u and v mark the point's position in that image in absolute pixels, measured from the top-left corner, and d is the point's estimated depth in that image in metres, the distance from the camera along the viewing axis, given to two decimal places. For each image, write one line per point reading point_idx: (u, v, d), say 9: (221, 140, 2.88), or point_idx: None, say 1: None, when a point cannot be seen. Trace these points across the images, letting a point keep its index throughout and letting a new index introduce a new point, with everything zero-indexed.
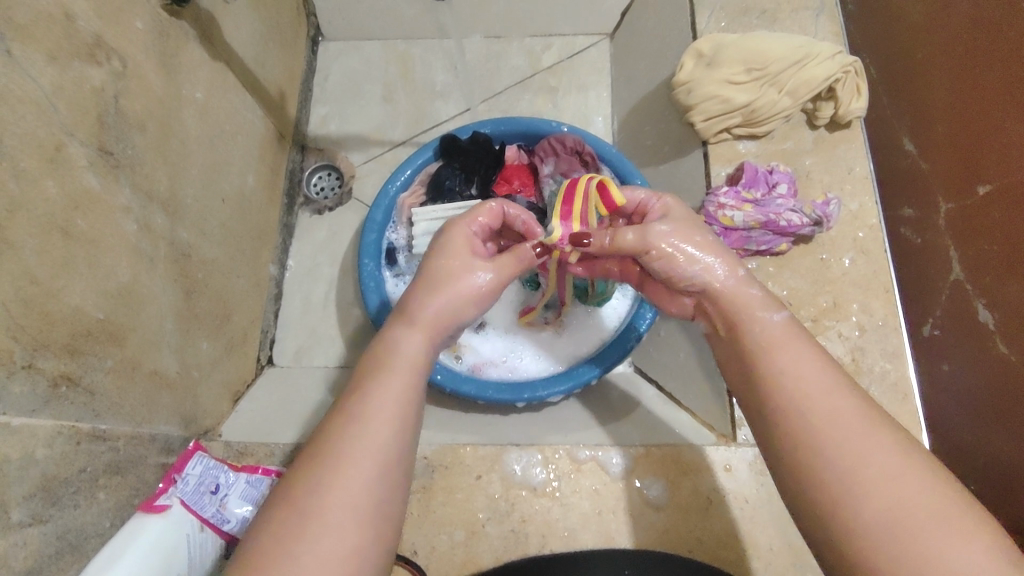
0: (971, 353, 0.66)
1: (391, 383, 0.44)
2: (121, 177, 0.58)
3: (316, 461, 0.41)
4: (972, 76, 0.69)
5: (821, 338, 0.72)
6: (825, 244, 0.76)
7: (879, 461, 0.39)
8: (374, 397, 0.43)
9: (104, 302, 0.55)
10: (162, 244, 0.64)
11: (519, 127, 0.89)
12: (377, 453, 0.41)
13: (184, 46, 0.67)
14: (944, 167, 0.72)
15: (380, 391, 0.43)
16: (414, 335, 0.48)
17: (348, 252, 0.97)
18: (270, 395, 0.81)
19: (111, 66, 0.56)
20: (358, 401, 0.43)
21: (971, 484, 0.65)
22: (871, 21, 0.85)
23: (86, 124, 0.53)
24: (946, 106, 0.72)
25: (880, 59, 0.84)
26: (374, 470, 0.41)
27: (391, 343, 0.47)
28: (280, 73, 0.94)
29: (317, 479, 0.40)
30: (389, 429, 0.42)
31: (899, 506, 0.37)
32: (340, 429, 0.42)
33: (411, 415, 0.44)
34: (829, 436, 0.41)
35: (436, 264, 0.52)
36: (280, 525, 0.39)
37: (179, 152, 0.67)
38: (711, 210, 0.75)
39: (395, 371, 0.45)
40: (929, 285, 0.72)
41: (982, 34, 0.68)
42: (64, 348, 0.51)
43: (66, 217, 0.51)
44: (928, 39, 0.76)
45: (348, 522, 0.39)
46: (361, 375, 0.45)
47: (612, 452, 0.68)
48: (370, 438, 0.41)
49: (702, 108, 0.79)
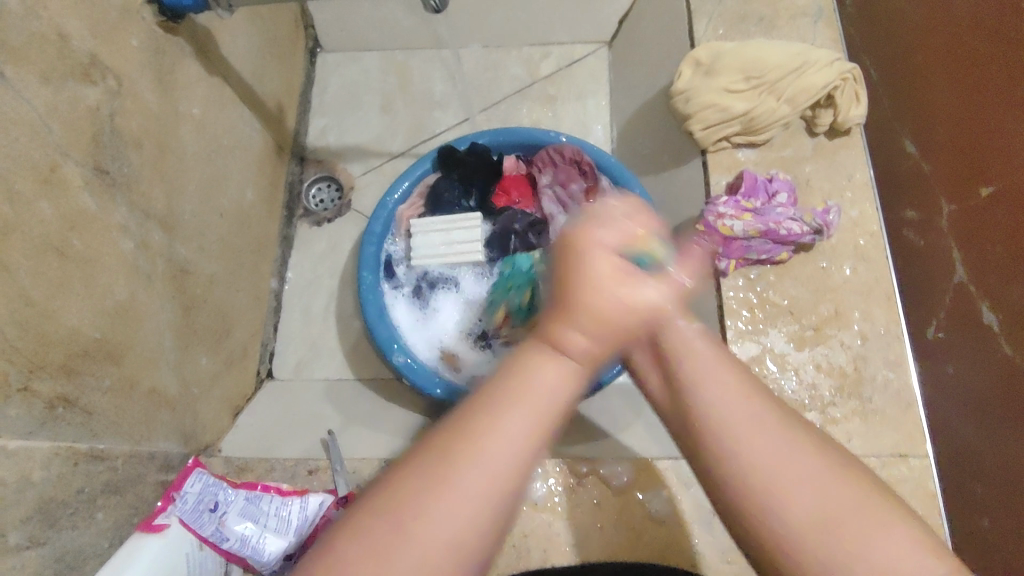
0: (975, 354, 0.64)
1: (517, 420, 0.36)
2: (117, 196, 0.57)
3: (421, 487, 0.35)
4: (971, 80, 0.68)
5: (823, 347, 0.71)
6: (826, 252, 0.75)
7: (804, 465, 0.37)
8: (495, 427, 0.36)
9: (102, 321, 0.55)
10: (160, 260, 0.64)
11: (518, 137, 0.87)
12: (476, 495, 0.35)
13: (179, 62, 0.67)
14: (946, 170, 0.71)
15: (501, 427, 0.36)
16: (557, 364, 0.37)
17: (348, 263, 0.96)
18: (268, 410, 0.81)
19: (107, 85, 0.56)
20: (477, 430, 0.36)
21: (976, 487, 0.62)
22: (873, 26, 0.84)
23: (81, 144, 0.53)
24: (948, 107, 0.72)
25: (880, 62, 0.83)
26: (483, 515, 0.35)
27: (522, 370, 0.38)
28: (277, 84, 0.94)
29: (416, 507, 0.35)
30: (507, 469, 0.35)
31: (820, 508, 0.36)
32: (444, 464, 0.35)
33: (529, 460, 0.36)
34: (758, 452, 0.37)
35: (577, 264, 0.39)
36: (364, 543, 0.34)
37: (176, 168, 0.66)
38: (711, 220, 0.73)
39: (522, 407, 0.36)
40: (931, 285, 0.70)
41: (981, 34, 0.67)
42: (60, 369, 0.50)
43: (62, 237, 0.51)
44: (929, 42, 0.75)
45: (440, 561, 0.34)
46: (487, 401, 0.37)
47: (615, 466, 0.67)
48: (485, 465, 0.35)
49: (701, 117, 0.78)
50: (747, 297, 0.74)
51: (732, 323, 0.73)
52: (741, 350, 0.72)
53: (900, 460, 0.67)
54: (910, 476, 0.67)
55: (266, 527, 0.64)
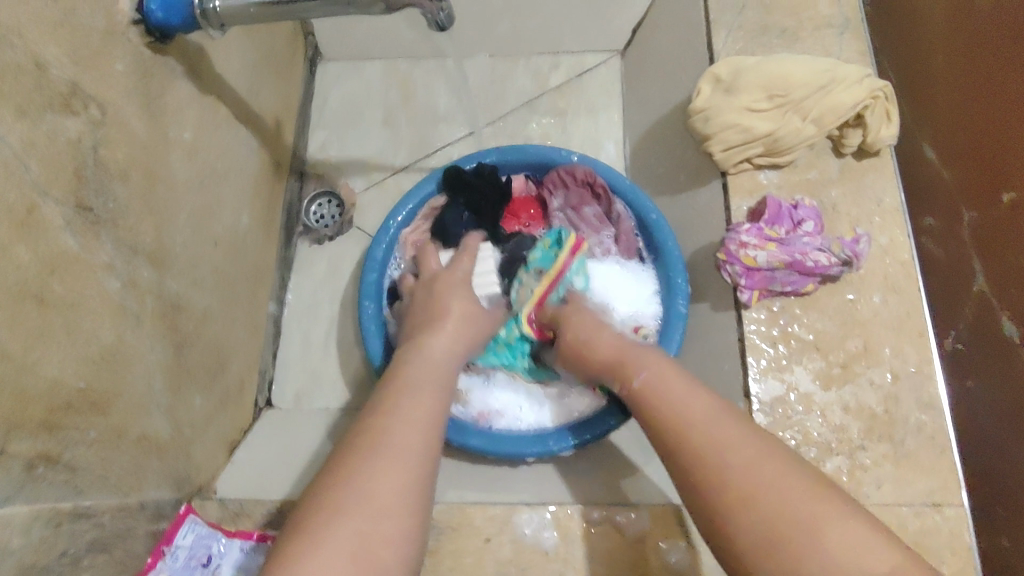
0: (1003, 372, 0.62)
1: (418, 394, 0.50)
2: (102, 233, 0.54)
3: (358, 450, 0.44)
4: (994, 84, 0.66)
5: (851, 386, 0.67)
6: (853, 283, 0.71)
7: (762, 471, 0.44)
8: (404, 403, 0.49)
9: (85, 370, 0.52)
10: (149, 298, 0.60)
11: (528, 157, 0.84)
12: (403, 447, 0.45)
13: (169, 84, 0.63)
14: (967, 177, 0.68)
15: (407, 399, 0.49)
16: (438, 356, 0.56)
17: (349, 287, 0.93)
18: (267, 444, 0.78)
19: (89, 115, 0.52)
20: (392, 404, 0.48)
21: (997, 509, 0.61)
22: (890, 22, 0.80)
23: (61, 181, 0.49)
24: (969, 111, 0.69)
25: (893, 60, 0.80)
26: (414, 456, 0.45)
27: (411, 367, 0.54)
28: (275, 99, 0.90)
29: (358, 468, 0.43)
30: (418, 425, 0.47)
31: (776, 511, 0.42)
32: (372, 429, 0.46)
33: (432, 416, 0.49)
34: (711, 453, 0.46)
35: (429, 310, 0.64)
36: (323, 495, 0.42)
37: (166, 198, 0.63)
38: (733, 249, 0.69)
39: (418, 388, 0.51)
40: (952, 295, 0.68)
41: (1006, 32, 0.64)
42: (41, 426, 0.47)
43: (41, 283, 0.47)
44: (950, 40, 0.72)
45: (394, 495, 0.42)
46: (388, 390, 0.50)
47: (629, 511, 0.64)
48: (401, 432, 0.46)
49: (721, 137, 0.73)
50: (770, 332, 0.69)
51: (756, 361, 0.68)
52: (763, 390, 0.67)
53: (934, 509, 0.63)
54: (946, 527, 0.62)
55: None
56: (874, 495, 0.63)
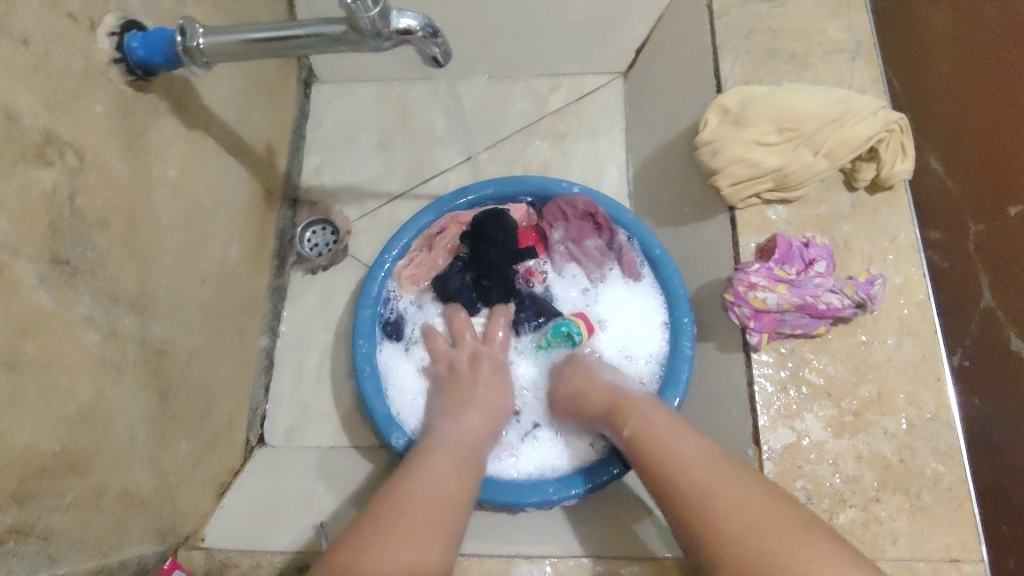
0: (1001, 386, 0.66)
1: (445, 457, 0.59)
2: (79, 286, 0.51)
3: (394, 497, 0.53)
4: (1000, 94, 0.69)
5: (865, 435, 0.65)
6: (866, 325, 0.68)
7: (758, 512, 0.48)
8: (434, 464, 0.58)
9: (60, 432, 0.49)
10: (132, 346, 0.58)
11: (527, 187, 0.81)
12: (431, 499, 0.54)
13: (153, 121, 0.61)
14: (969, 187, 0.71)
15: (437, 461, 0.58)
16: (467, 425, 0.65)
17: (343, 317, 0.90)
18: (258, 486, 0.75)
19: (64, 163, 0.49)
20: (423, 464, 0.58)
21: (1004, 526, 0.63)
22: (895, 38, 0.81)
23: (33, 237, 0.46)
24: (967, 123, 0.73)
25: (902, 76, 0.80)
26: (439, 508, 0.53)
27: (445, 436, 0.63)
28: (267, 125, 0.87)
29: (397, 512, 0.51)
30: (447, 484, 0.56)
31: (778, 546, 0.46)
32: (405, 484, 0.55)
33: (459, 478, 0.57)
34: (719, 492, 0.50)
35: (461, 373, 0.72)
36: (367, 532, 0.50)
37: (150, 241, 0.60)
38: (741, 290, 0.66)
39: (448, 452, 0.60)
40: (959, 308, 0.70)
41: (1013, 44, 0.68)
42: (12, 498, 0.44)
43: (12, 347, 0.45)
44: (953, 51, 0.76)
45: (423, 538, 0.50)
46: (421, 453, 0.60)
47: (633, 565, 0.62)
48: (431, 485, 0.55)
49: (729, 171, 0.71)
50: (779, 375, 0.67)
51: (767, 406, 0.65)
52: (774, 438, 0.64)
53: (954, 566, 0.60)
54: None
55: None
56: (890, 551, 0.61)
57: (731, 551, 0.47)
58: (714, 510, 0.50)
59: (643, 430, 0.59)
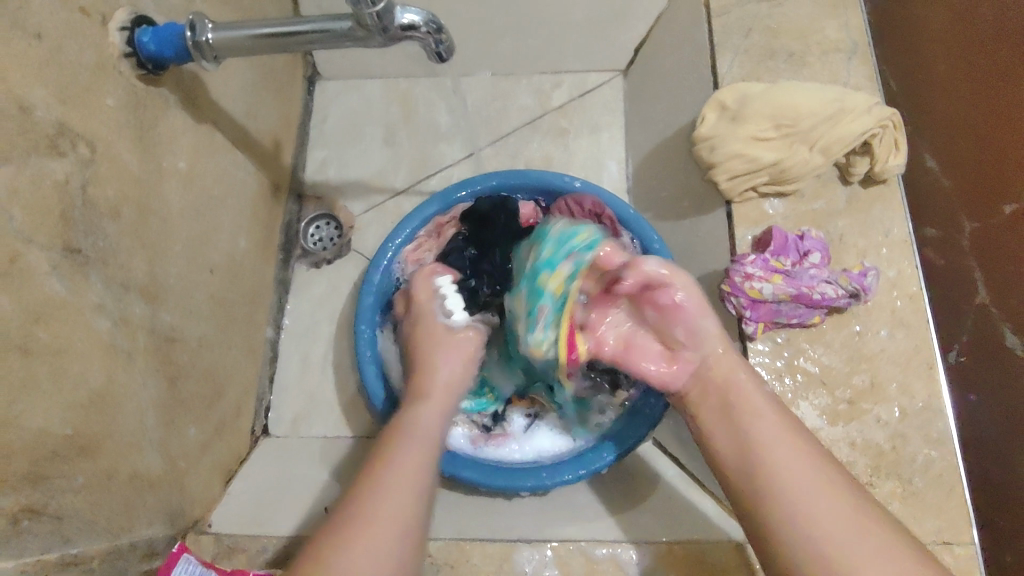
0: (998, 382, 0.68)
1: (408, 447, 0.58)
2: (91, 274, 0.52)
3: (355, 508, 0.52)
4: (992, 93, 0.72)
5: (858, 422, 0.66)
6: (860, 316, 0.69)
7: (826, 498, 0.51)
8: (395, 459, 0.56)
9: (72, 416, 0.50)
10: (142, 334, 0.59)
11: (530, 182, 0.83)
12: (395, 502, 0.53)
13: (164, 114, 0.62)
14: (964, 182, 0.74)
15: (399, 454, 0.57)
16: (426, 408, 0.63)
17: (347, 309, 0.91)
18: (264, 473, 0.77)
19: (77, 154, 0.51)
20: (385, 462, 0.56)
21: (998, 520, 0.65)
22: (892, 35, 0.84)
23: (47, 226, 0.48)
24: (961, 118, 0.75)
25: (897, 74, 0.82)
26: (399, 511, 0.52)
27: (407, 421, 0.61)
28: (274, 119, 0.89)
29: (355, 524, 0.51)
30: (411, 483, 0.55)
31: (834, 530, 0.49)
32: (368, 489, 0.54)
33: (424, 471, 0.57)
34: (793, 471, 0.53)
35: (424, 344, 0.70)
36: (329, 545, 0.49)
37: (159, 231, 0.61)
38: (738, 281, 0.68)
39: (410, 440, 0.59)
40: (953, 306, 0.72)
41: (1005, 45, 0.71)
42: (24, 478, 0.45)
43: (25, 333, 0.46)
44: (943, 52, 0.78)
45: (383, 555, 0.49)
46: (383, 444, 0.59)
47: (631, 549, 0.63)
48: (391, 489, 0.54)
49: (727, 167, 0.72)
50: (775, 364, 0.68)
51: None
52: None
53: (944, 551, 0.61)
54: (955, 569, 0.60)
55: None
56: None
57: (789, 525, 0.51)
58: (784, 484, 0.53)
59: (747, 421, 0.57)
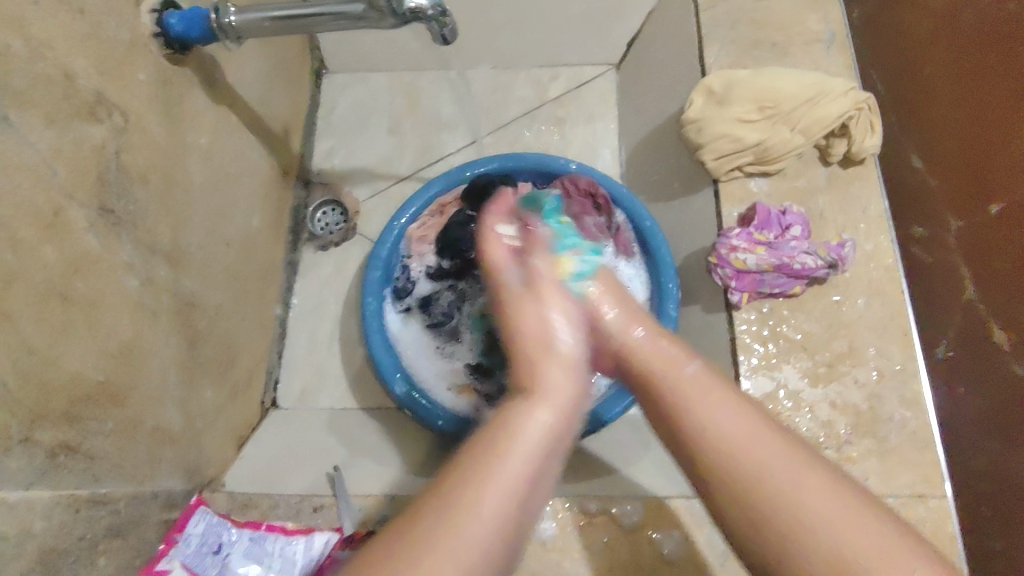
0: (982, 375, 0.69)
1: (517, 450, 0.43)
2: (122, 234, 0.56)
3: (435, 506, 0.40)
4: (977, 95, 0.72)
5: (837, 384, 0.70)
6: (839, 286, 0.74)
7: (753, 445, 0.45)
8: (497, 456, 0.43)
9: (104, 364, 0.54)
10: (165, 295, 0.63)
11: (529, 163, 0.87)
12: (487, 518, 0.40)
13: (187, 93, 0.66)
14: (950, 182, 0.75)
15: (502, 458, 0.43)
16: (540, 405, 0.47)
17: (353, 288, 0.95)
18: (275, 438, 0.81)
19: (112, 122, 0.55)
20: (484, 458, 0.43)
21: (982, 508, 0.67)
22: (879, 36, 0.88)
23: (85, 185, 0.51)
24: (952, 123, 0.76)
25: (885, 79, 0.87)
26: (488, 529, 0.40)
27: (514, 416, 0.46)
28: (284, 107, 0.93)
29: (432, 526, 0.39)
30: (510, 488, 0.41)
31: (775, 475, 0.43)
32: (454, 490, 0.41)
33: (532, 484, 0.43)
34: (714, 421, 0.47)
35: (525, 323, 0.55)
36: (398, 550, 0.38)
37: (182, 201, 0.65)
38: (724, 252, 0.72)
39: (518, 440, 0.44)
40: (940, 303, 0.75)
41: (988, 47, 0.71)
42: (62, 417, 0.49)
43: (64, 282, 0.49)
44: (933, 58, 0.79)
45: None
46: (483, 439, 0.45)
47: (625, 503, 0.67)
48: (489, 484, 0.41)
49: (713, 147, 0.76)
50: (760, 332, 0.72)
51: (747, 358, 0.71)
52: (753, 387, 0.70)
53: (919, 501, 0.65)
54: (930, 519, 0.64)
55: (270, 568, 0.63)
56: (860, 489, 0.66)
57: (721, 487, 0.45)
58: (707, 444, 0.46)
59: (662, 381, 0.52)
